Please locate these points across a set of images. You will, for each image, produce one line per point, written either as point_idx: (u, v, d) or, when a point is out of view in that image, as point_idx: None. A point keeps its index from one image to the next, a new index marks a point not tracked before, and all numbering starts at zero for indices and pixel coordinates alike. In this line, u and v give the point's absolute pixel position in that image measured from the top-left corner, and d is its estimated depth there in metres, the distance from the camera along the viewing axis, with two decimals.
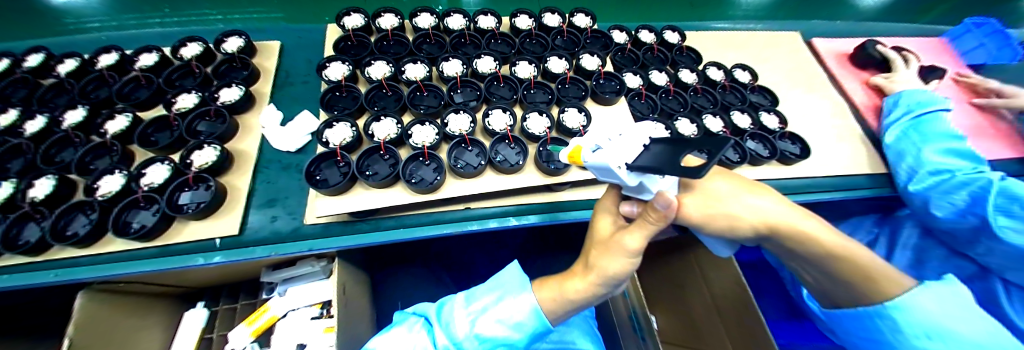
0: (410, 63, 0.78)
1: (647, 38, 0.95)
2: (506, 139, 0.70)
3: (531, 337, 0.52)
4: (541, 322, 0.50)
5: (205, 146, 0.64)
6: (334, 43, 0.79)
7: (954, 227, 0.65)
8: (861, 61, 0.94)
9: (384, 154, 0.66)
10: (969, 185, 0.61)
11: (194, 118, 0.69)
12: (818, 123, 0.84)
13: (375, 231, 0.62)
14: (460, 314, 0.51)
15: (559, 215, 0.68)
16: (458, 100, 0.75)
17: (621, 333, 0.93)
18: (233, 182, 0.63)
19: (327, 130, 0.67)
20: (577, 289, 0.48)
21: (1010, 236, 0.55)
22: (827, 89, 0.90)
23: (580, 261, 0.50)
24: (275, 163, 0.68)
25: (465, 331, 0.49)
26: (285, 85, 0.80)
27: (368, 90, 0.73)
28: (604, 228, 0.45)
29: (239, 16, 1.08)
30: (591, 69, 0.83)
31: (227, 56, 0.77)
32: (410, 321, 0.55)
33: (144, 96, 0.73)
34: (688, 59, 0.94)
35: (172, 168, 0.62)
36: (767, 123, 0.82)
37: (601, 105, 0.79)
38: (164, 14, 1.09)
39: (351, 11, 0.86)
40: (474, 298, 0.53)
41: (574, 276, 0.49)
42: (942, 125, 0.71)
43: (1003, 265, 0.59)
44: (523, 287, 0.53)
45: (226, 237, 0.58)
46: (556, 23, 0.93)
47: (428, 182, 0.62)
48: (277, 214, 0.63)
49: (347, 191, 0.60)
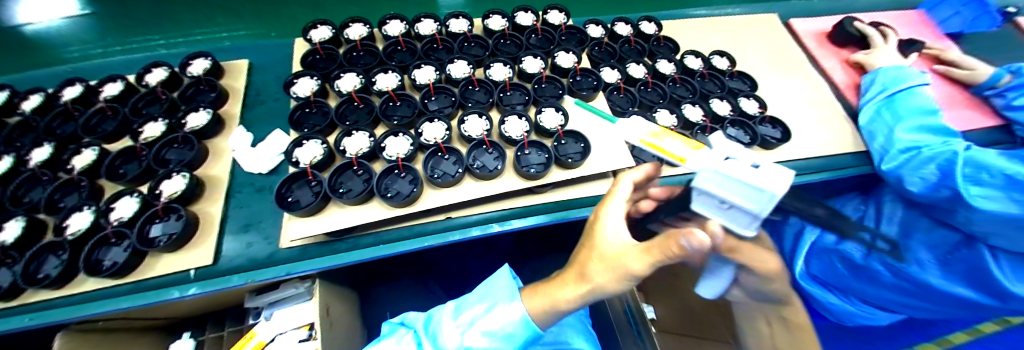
0: (381, 72, 0.77)
1: (624, 30, 0.93)
2: (483, 145, 0.69)
3: (524, 345, 0.51)
4: (531, 331, 0.49)
5: (173, 174, 0.62)
6: (301, 58, 0.77)
7: (931, 199, 0.64)
8: (840, 38, 0.93)
9: (357, 170, 0.64)
10: (936, 159, 0.61)
11: (161, 147, 0.67)
12: (798, 104, 0.83)
13: (355, 249, 0.61)
14: (448, 326, 0.51)
15: (567, 212, 0.67)
16: (432, 108, 0.74)
17: (618, 334, 0.93)
18: (206, 209, 0.62)
19: (298, 149, 0.65)
20: (569, 299, 0.46)
21: (983, 204, 0.54)
22: (804, 69, 0.90)
23: (572, 268, 0.48)
24: (248, 186, 0.67)
25: (454, 343, 0.49)
26: (255, 104, 0.78)
27: (337, 104, 0.71)
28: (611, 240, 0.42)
29: (182, 39, 1.03)
30: (568, 67, 0.82)
31: (193, 79, 0.75)
32: (399, 333, 0.55)
33: (110, 128, 0.71)
34: (666, 49, 0.92)
35: (141, 200, 0.60)
36: (747, 109, 0.80)
37: (579, 102, 0.78)
38: (107, 43, 0.99)
39: (318, 23, 0.84)
40: (462, 310, 0.52)
41: (566, 285, 0.47)
42: (916, 101, 0.71)
43: (988, 232, 0.57)
44: (512, 296, 0.52)
45: (200, 267, 0.57)
46: (530, 21, 0.92)
47: (405, 194, 0.61)
48: (252, 239, 0.61)
49: (321, 211, 0.59)
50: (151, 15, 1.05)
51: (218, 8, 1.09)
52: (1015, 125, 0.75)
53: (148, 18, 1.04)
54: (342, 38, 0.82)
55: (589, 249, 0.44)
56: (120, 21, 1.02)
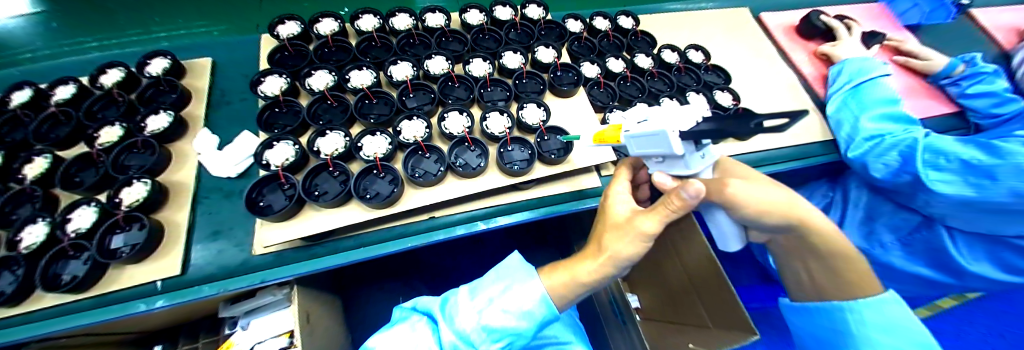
0: (355, 69, 0.74)
1: (602, 25, 0.94)
2: (459, 143, 0.68)
3: (539, 325, 0.50)
4: (549, 309, 0.49)
5: (134, 180, 0.59)
6: (268, 55, 0.74)
7: (893, 184, 0.67)
8: (806, 31, 0.96)
9: (333, 171, 0.62)
10: (899, 146, 0.63)
11: (121, 151, 0.63)
12: (767, 95, 0.86)
13: (333, 254, 0.59)
14: (466, 306, 0.48)
15: (557, 208, 0.67)
16: (411, 105, 0.72)
17: (608, 329, 0.93)
18: (171, 217, 0.59)
19: (269, 151, 0.63)
20: (590, 271, 0.46)
21: (941, 188, 0.58)
22: (773, 61, 0.93)
23: (592, 243, 0.49)
24: (216, 191, 0.64)
25: (471, 324, 0.46)
26: (220, 105, 0.75)
27: (309, 104, 0.69)
28: (619, 214, 0.46)
29: (119, 40, 0.95)
30: (548, 62, 0.81)
31: (153, 80, 0.71)
32: (413, 319, 0.53)
33: (64, 133, 0.66)
34: (644, 44, 0.92)
35: (101, 210, 0.56)
36: (721, 101, 0.82)
37: (561, 97, 0.78)
38: (36, 46, 0.91)
39: (286, 18, 0.81)
40: (479, 290, 0.50)
41: (584, 260, 0.48)
42: (878, 92, 0.74)
43: (945, 213, 0.61)
44: (529, 274, 0.51)
45: (168, 277, 0.54)
46: (509, 15, 0.91)
47: (386, 195, 0.60)
48: (222, 246, 0.59)
49: (297, 214, 0.57)
50: (84, 15, 0.97)
51: (172, 6, 1.03)
52: (967, 111, 0.80)
53: (79, 18, 0.96)
54: (312, 34, 0.79)
55: (604, 222, 0.47)
56: (49, 23, 0.95)
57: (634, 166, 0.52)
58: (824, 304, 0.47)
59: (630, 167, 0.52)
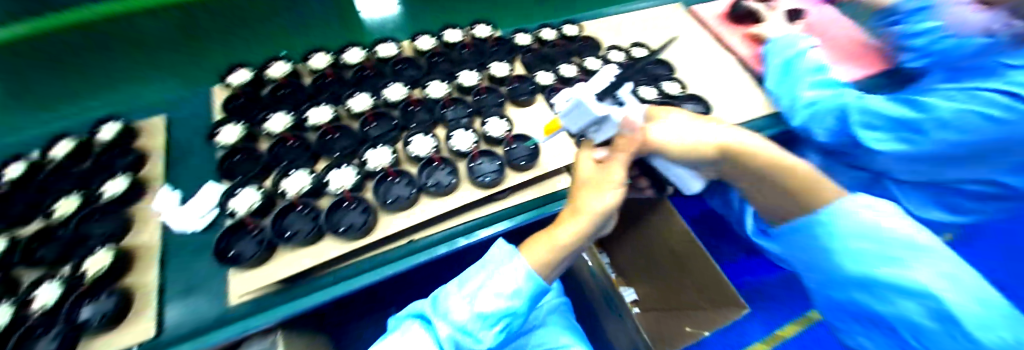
0: (312, 107, 0.71)
1: (552, 33, 0.87)
2: (431, 166, 0.62)
3: (532, 302, 0.42)
4: (537, 281, 0.41)
5: (97, 250, 0.55)
6: (222, 105, 0.71)
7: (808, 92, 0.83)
8: (736, 15, 0.90)
9: (301, 209, 0.58)
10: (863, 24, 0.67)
11: (80, 223, 0.59)
12: (727, 74, 0.81)
13: (312, 293, 0.53)
14: (456, 299, 0.40)
15: (546, 207, 0.61)
16: (375, 134, 0.68)
17: (603, 321, 0.84)
18: (140, 282, 0.54)
19: (231, 199, 0.59)
20: (572, 234, 0.40)
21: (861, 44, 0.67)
22: (731, 32, 0.88)
23: (568, 207, 0.44)
24: (184, 249, 0.60)
25: (466, 314, 0.38)
26: (183, 159, 0.71)
27: (271, 146, 0.66)
28: (585, 167, 0.42)
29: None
30: (503, 76, 0.75)
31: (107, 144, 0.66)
32: (407, 323, 0.42)
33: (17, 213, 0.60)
34: (593, 46, 0.86)
35: (63, 282, 0.52)
36: (674, 90, 0.77)
37: (520, 107, 0.72)
38: None
39: (237, 66, 0.77)
40: (468, 278, 0.42)
41: (561, 220, 0.42)
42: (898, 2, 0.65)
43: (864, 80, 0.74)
44: (512, 255, 0.42)
45: (140, 344, 0.50)
46: (430, 46, 0.83)
47: (256, 254, 0.51)
48: (196, 305, 0.55)
49: (268, 260, 0.52)
50: None
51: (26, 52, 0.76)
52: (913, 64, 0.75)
53: None
54: (264, 78, 0.75)
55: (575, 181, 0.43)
56: None
57: (629, 148, 0.39)
58: (807, 244, 0.45)
59: (625, 148, 0.39)
